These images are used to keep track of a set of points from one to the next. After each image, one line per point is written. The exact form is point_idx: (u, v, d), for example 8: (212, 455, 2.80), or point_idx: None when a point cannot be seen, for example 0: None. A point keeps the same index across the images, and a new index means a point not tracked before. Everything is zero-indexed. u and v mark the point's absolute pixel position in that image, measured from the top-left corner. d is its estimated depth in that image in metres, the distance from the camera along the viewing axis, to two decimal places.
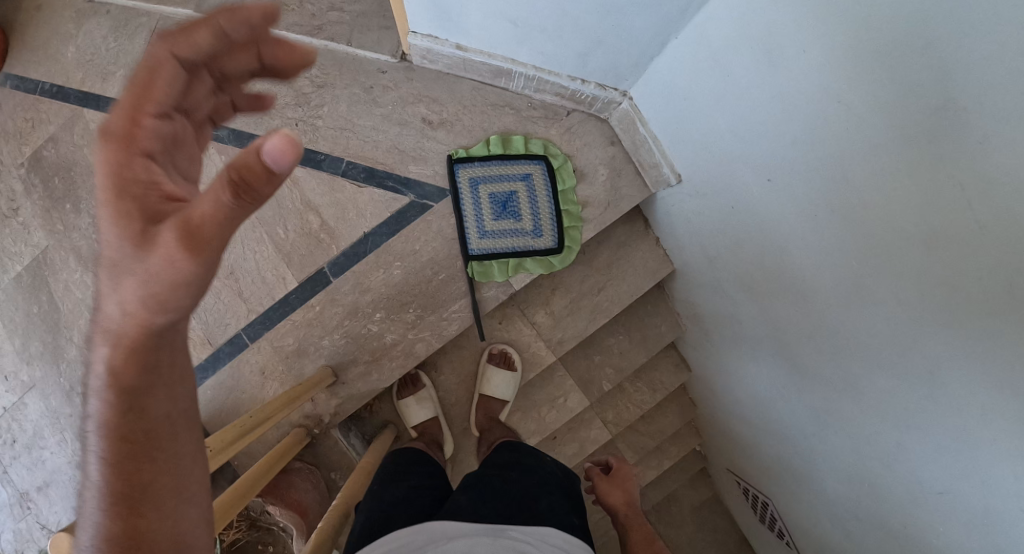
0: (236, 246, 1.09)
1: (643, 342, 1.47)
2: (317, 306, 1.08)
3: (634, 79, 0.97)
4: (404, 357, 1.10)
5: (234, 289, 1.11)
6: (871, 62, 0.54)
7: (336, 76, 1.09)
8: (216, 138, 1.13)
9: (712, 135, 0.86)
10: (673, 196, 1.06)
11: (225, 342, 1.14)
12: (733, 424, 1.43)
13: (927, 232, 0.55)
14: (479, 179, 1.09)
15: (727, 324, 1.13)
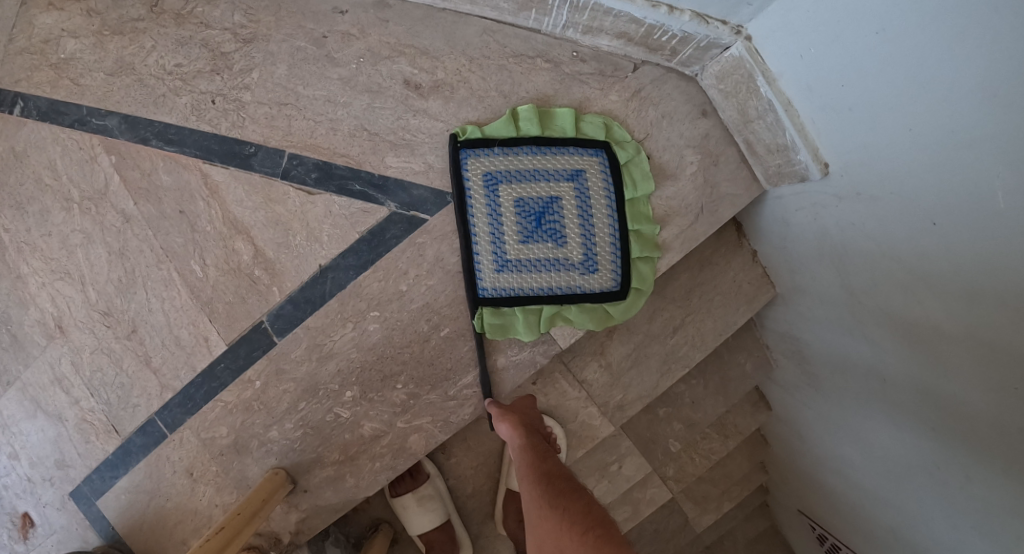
0: (138, 291, 0.74)
1: (723, 389, 1.08)
2: (257, 381, 0.73)
3: (762, 2, 0.60)
4: (391, 454, 0.74)
5: (140, 355, 0.75)
6: None
7: (271, 22, 0.71)
8: (99, 126, 0.76)
9: (911, 94, 0.50)
10: (803, 194, 0.70)
11: (136, 432, 0.77)
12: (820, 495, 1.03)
13: None
14: (502, 177, 0.70)
15: (848, 385, 0.76)
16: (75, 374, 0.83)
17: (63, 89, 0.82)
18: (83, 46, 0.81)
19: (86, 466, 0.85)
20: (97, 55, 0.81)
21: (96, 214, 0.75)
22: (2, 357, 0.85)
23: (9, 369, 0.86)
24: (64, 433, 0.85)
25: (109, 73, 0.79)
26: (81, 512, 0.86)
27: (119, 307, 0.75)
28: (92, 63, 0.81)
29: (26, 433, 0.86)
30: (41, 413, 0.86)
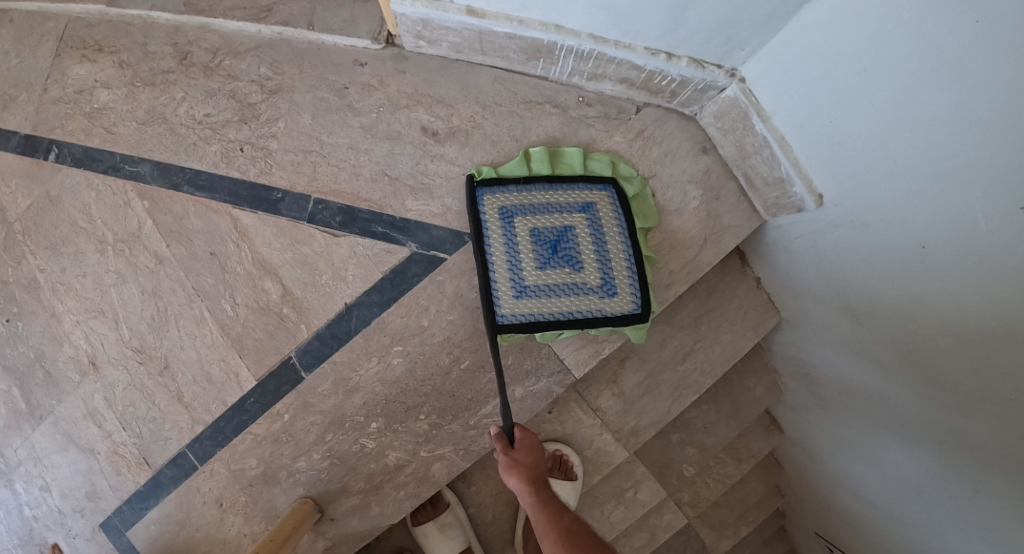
0: (170, 329, 0.78)
1: (734, 412, 1.10)
2: (286, 414, 0.76)
3: (753, 47, 0.63)
4: (416, 483, 0.77)
5: (171, 391, 0.79)
6: None
7: (295, 74, 0.76)
8: (136, 175, 0.81)
9: (895, 127, 0.53)
10: (803, 222, 0.73)
11: (166, 463, 0.81)
12: (837, 517, 1.03)
13: None
14: (517, 210, 0.72)
15: (857, 406, 0.78)
16: (107, 409, 0.85)
17: (97, 137, 0.86)
18: (116, 96, 0.86)
19: (118, 497, 0.87)
20: (130, 104, 0.85)
21: (130, 257, 0.80)
22: (36, 392, 0.92)
23: (44, 404, 0.91)
24: (96, 466, 0.88)
25: (140, 121, 0.83)
26: (110, 542, 0.91)
27: (152, 345, 0.79)
28: (125, 112, 0.84)
29: (59, 467, 0.92)
30: (74, 447, 0.90)
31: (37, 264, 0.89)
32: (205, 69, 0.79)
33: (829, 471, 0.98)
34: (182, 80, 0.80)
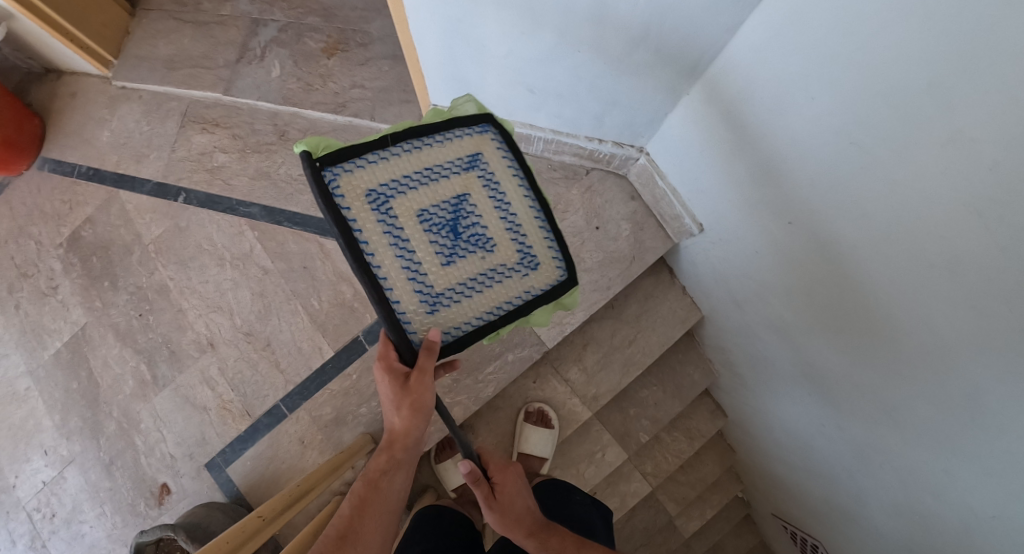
0: (273, 320, 1.18)
1: (678, 392, 1.45)
2: (354, 375, 1.15)
3: (649, 135, 1.02)
4: (441, 422, 1.13)
5: (271, 361, 1.17)
6: (884, 106, 0.60)
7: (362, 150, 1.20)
8: (248, 214, 1.21)
9: (725, 185, 0.92)
10: (697, 244, 1.11)
11: (264, 413, 1.18)
12: (773, 466, 1.39)
13: (949, 263, 0.61)
14: (390, 189, 0.63)
15: (757, 369, 1.17)
16: (220, 376, 1.21)
17: (216, 186, 1.24)
18: (230, 158, 1.25)
19: (223, 441, 1.21)
20: (240, 165, 1.25)
21: (243, 268, 1.19)
22: (161, 367, 1.27)
23: (167, 375, 1.27)
24: (207, 419, 1.23)
25: (250, 176, 1.22)
26: (212, 479, 1.23)
27: (258, 328, 1.18)
28: (238, 170, 1.23)
29: (175, 422, 1.27)
30: (190, 406, 1.25)
31: (167, 274, 1.26)
32: (298, 143, 1.23)
33: (758, 430, 1.36)
34: (282, 150, 1.23)
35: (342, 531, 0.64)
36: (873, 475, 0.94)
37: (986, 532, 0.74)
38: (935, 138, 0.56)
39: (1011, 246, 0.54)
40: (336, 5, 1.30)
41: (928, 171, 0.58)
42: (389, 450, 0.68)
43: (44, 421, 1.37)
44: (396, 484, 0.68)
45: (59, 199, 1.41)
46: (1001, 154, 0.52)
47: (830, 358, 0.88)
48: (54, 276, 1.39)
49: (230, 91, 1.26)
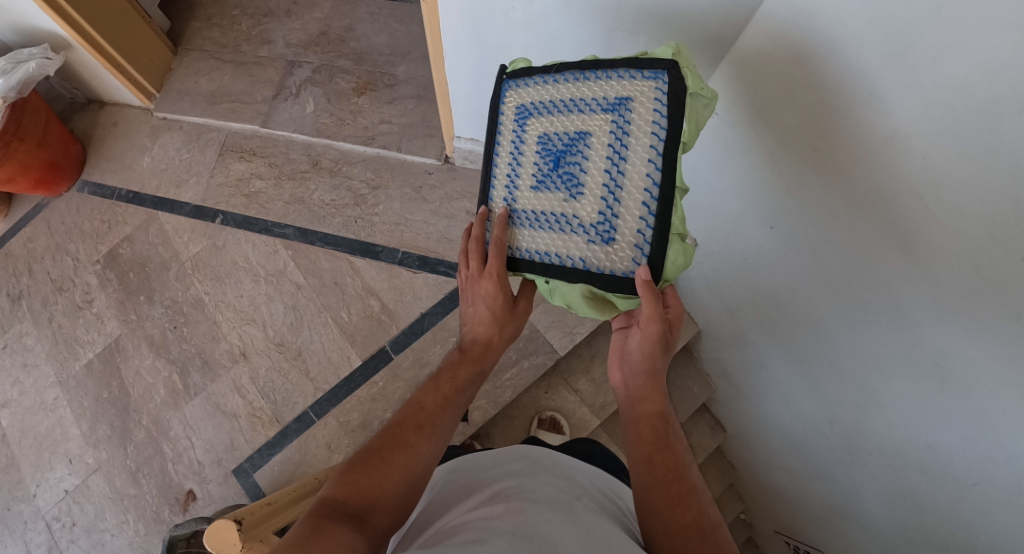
0: (304, 332, 1.33)
1: (679, 405, 1.56)
2: (380, 382, 1.28)
3: None
4: (462, 426, 1.24)
5: (302, 370, 1.30)
6: (829, 113, 0.80)
7: (389, 178, 1.41)
8: (282, 235, 1.40)
9: (718, 198, 1.14)
10: (691, 257, 1.33)
11: (292, 419, 1.28)
12: (772, 476, 1.50)
13: (903, 241, 0.77)
14: (537, 109, 0.78)
15: (755, 375, 1.33)
16: (251, 384, 1.32)
17: (253, 210, 1.43)
18: (266, 185, 1.45)
19: (251, 447, 1.29)
20: (275, 190, 1.44)
21: (278, 283, 1.36)
22: (193, 376, 1.35)
23: (198, 384, 1.34)
24: (235, 426, 1.30)
25: (286, 201, 1.42)
26: (239, 484, 1.28)
27: (290, 339, 1.33)
28: (274, 195, 1.43)
29: (205, 428, 1.32)
30: (220, 413, 1.32)
31: (203, 290, 1.40)
32: (330, 171, 1.44)
33: (756, 439, 1.48)
34: (316, 178, 1.43)
35: (414, 417, 0.77)
36: (865, 467, 1.08)
37: (970, 495, 0.87)
38: (874, 137, 0.75)
39: (947, 217, 0.70)
40: (366, 51, 1.55)
41: (875, 170, 0.77)
42: (478, 356, 0.84)
43: (71, 430, 1.38)
44: (468, 392, 0.83)
45: (99, 219, 1.51)
46: (928, 145, 0.69)
47: (811, 344, 1.07)
48: (89, 289, 1.46)
49: (268, 124, 1.48)
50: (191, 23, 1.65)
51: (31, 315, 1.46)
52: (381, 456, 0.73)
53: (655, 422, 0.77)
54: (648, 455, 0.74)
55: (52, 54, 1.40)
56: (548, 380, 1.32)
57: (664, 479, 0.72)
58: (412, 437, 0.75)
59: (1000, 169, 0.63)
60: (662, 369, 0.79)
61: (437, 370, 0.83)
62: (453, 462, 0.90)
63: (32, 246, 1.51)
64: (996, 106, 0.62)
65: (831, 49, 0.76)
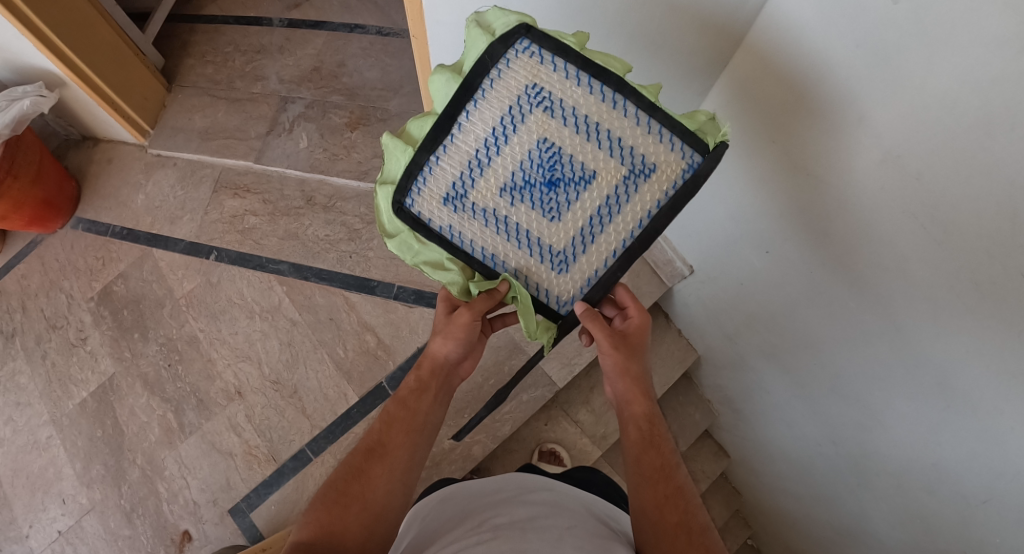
0: (300, 369, 1.33)
1: (681, 432, 1.55)
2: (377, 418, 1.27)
3: None
4: (462, 461, 1.23)
5: (298, 407, 1.30)
6: (820, 136, 0.80)
7: None
8: (277, 270, 1.41)
9: (713, 223, 1.15)
10: (688, 284, 1.34)
11: (289, 457, 1.27)
12: (779, 501, 1.48)
13: (901, 261, 0.78)
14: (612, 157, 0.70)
15: (755, 400, 1.33)
16: (247, 422, 1.31)
17: (247, 246, 1.44)
18: (261, 221, 1.45)
19: (248, 486, 1.27)
20: (269, 226, 1.45)
21: (273, 320, 1.37)
22: (188, 414, 1.34)
23: (194, 422, 1.33)
24: (232, 465, 1.29)
25: (280, 236, 1.43)
26: (235, 524, 1.26)
27: (286, 377, 1.32)
28: (268, 231, 1.44)
29: (201, 467, 1.30)
30: (215, 452, 1.30)
31: (198, 327, 1.39)
32: (324, 206, 1.45)
33: (761, 464, 1.47)
34: (310, 214, 1.44)
35: (371, 443, 0.77)
36: (873, 489, 1.08)
37: (980, 514, 0.87)
38: (867, 160, 0.75)
39: (943, 239, 0.71)
40: (358, 85, 1.57)
41: (871, 193, 0.77)
42: (419, 370, 0.81)
43: (64, 471, 1.35)
44: (423, 404, 0.79)
45: (93, 256, 1.51)
46: (920, 166, 0.70)
47: (811, 366, 1.07)
48: (83, 327, 1.45)
49: (262, 160, 1.49)
50: (185, 60, 1.67)
51: (25, 353, 1.45)
52: (340, 489, 0.73)
53: (642, 424, 0.78)
54: (637, 456, 0.76)
55: (47, 92, 1.40)
56: (548, 412, 1.32)
57: (653, 479, 0.74)
58: (367, 464, 0.75)
59: (992, 188, 0.63)
60: (641, 372, 0.80)
61: (393, 393, 0.82)
62: (443, 491, 0.90)
63: (26, 283, 1.50)
64: (984, 126, 0.61)
65: (820, 74, 0.77)
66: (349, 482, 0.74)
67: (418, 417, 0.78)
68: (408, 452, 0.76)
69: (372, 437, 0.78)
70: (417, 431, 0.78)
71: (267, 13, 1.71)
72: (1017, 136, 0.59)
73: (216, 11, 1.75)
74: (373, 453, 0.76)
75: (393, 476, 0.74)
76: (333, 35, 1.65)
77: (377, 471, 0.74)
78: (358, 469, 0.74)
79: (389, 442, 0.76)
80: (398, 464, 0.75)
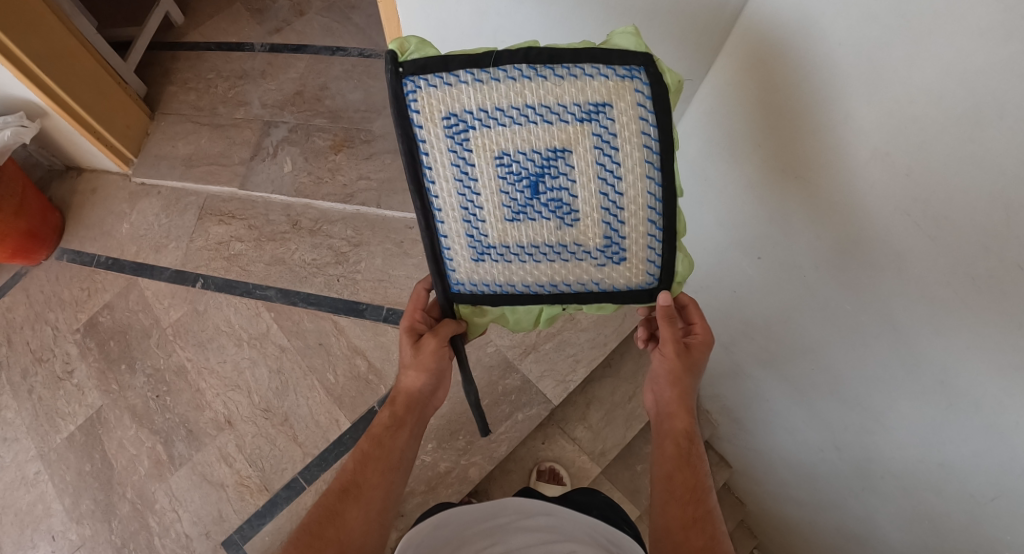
0: (291, 396, 1.31)
1: None
2: None
3: None
4: (459, 484, 1.20)
5: (290, 435, 1.28)
6: (808, 137, 0.80)
7: (370, 235, 1.42)
8: (265, 297, 1.40)
9: (702, 230, 1.14)
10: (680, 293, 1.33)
11: (282, 487, 1.25)
12: (784, 510, 1.47)
13: (896, 259, 0.78)
14: (478, 119, 0.68)
15: (755, 408, 1.32)
16: (237, 452, 1.29)
17: (234, 272, 1.43)
18: (247, 247, 1.44)
19: (240, 518, 1.24)
20: (256, 251, 1.44)
21: (261, 346, 1.35)
22: (178, 446, 1.32)
23: (183, 454, 1.31)
24: (223, 496, 1.26)
25: (267, 262, 1.42)
26: None
27: (276, 405, 1.31)
28: (255, 257, 1.43)
29: (191, 500, 1.28)
30: (206, 484, 1.28)
31: (185, 356, 1.38)
32: (310, 230, 1.45)
33: (763, 473, 1.46)
34: (296, 238, 1.44)
35: (344, 484, 0.79)
36: (878, 491, 1.08)
37: (991, 511, 0.87)
38: (854, 159, 0.76)
39: (937, 234, 0.71)
40: (341, 108, 1.56)
41: (861, 191, 0.77)
42: (394, 405, 0.84)
43: (52, 507, 1.32)
44: (398, 443, 0.82)
45: (78, 287, 1.49)
46: (910, 161, 0.70)
47: (810, 372, 1.07)
48: (69, 359, 1.43)
49: (247, 185, 1.49)
50: (167, 87, 1.67)
51: (10, 388, 1.42)
52: (315, 532, 0.75)
53: (680, 440, 0.79)
54: (670, 473, 0.76)
55: (28, 122, 1.39)
56: (544, 430, 1.30)
57: (682, 500, 0.74)
58: (341, 506, 0.77)
59: (984, 179, 0.63)
60: (691, 386, 0.81)
61: (366, 430, 0.84)
62: (439, 517, 0.86)
63: (11, 316, 1.48)
64: (974, 117, 0.62)
65: (802, 75, 0.77)
66: (322, 521, 0.76)
67: (402, 454, 0.82)
68: (386, 488, 0.80)
69: (340, 481, 0.80)
70: (396, 473, 0.81)
71: (248, 38, 1.72)
72: (1005, 127, 0.60)
73: (197, 37, 1.75)
74: (348, 495, 0.78)
75: (369, 516, 0.77)
76: (315, 59, 1.65)
77: (353, 512, 0.77)
78: (330, 506, 0.77)
79: (364, 484, 0.79)
80: (380, 506, 0.79)
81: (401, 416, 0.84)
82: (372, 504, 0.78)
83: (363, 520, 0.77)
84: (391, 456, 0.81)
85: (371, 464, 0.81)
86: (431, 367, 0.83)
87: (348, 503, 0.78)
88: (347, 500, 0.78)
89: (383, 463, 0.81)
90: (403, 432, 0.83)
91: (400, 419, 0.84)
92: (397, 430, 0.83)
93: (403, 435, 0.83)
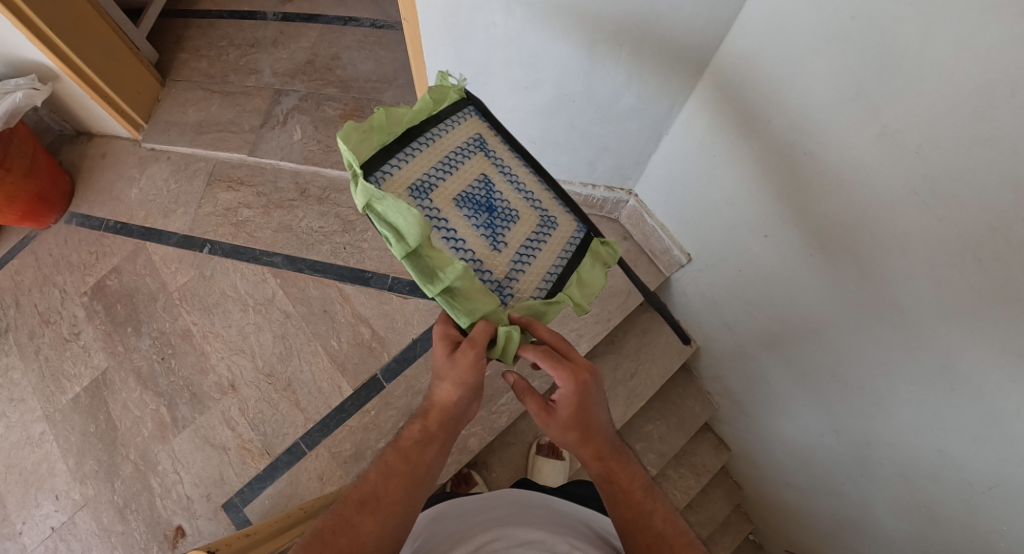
0: (294, 361, 1.32)
1: (681, 425, 1.55)
2: (372, 410, 1.27)
3: (636, 179, 1.31)
4: (458, 453, 1.21)
5: (292, 400, 1.29)
6: (818, 113, 0.80)
7: None
8: (271, 263, 1.40)
9: (709, 209, 1.14)
10: (686, 273, 1.33)
11: (283, 451, 1.26)
12: (781, 494, 1.48)
13: (901, 240, 0.77)
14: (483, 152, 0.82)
15: (757, 391, 1.32)
16: (240, 416, 1.30)
17: (240, 238, 1.43)
18: (254, 213, 1.45)
19: (241, 481, 1.26)
20: (263, 218, 1.45)
21: (266, 312, 1.36)
22: (181, 409, 1.33)
23: (186, 417, 1.32)
24: (226, 459, 1.28)
25: (274, 229, 1.43)
26: (229, 519, 1.24)
27: (280, 370, 1.32)
28: (262, 223, 1.44)
29: (194, 462, 1.29)
30: (209, 446, 1.29)
31: (191, 320, 1.39)
32: (318, 199, 1.45)
33: (761, 457, 1.47)
34: (304, 206, 1.44)
35: (362, 494, 0.73)
36: (876, 477, 1.08)
37: (989, 498, 0.87)
38: (866, 134, 0.75)
39: (945, 214, 0.71)
40: (352, 77, 1.57)
41: (870, 169, 0.77)
42: (426, 418, 0.77)
43: (56, 466, 1.34)
44: (427, 458, 0.76)
45: (87, 250, 1.49)
46: (920, 138, 0.69)
47: (811, 353, 1.06)
48: (76, 322, 1.44)
49: (256, 152, 1.49)
50: (179, 54, 1.67)
51: (18, 348, 1.43)
52: (324, 539, 0.69)
53: (601, 482, 0.77)
54: (611, 508, 0.76)
55: (40, 85, 1.39)
56: (546, 404, 1.32)
57: (633, 532, 0.74)
58: (356, 517, 0.71)
59: (995, 158, 0.63)
60: (591, 436, 0.75)
61: (393, 441, 0.78)
62: (439, 510, 0.91)
63: (19, 278, 1.49)
64: (987, 90, 0.61)
65: (815, 49, 0.76)
66: (334, 530, 0.70)
67: (433, 464, 0.76)
68: (406, 501, 0.74)
69: (357, 490, 0.74)
70: (420, 487, 0.75)
71: (260, 7, 1.71)
72: (1017, 103, 0.60)
73: (210, 6, 1.74)
74: (368, 504, 0.72)
75: (386, 528, 0.71)
76: (327, 28, 1.65)
77: (369, 522, 0.71)
78: (346, 514, 0.71)
79: (383, 494, 0.73)
80: (399, 518, 0.72)
81: (431, 428, 0.77)
82: (393, 513, 0.72)
83: (381, 532, 0.71)
84: (417, 467, 0.75)
85: (395, 472, 0.75)
86: (469, 380, 0.73)
87: (364, 511, 0.72)
88: (363, 509, 0.72)
89: (407, 474, 0.75)
90: (437, 443, 0.77)
91: (433, 430, 0.77)
92: (429, 442, 0.76)
93: (434, 447, 0.76)
